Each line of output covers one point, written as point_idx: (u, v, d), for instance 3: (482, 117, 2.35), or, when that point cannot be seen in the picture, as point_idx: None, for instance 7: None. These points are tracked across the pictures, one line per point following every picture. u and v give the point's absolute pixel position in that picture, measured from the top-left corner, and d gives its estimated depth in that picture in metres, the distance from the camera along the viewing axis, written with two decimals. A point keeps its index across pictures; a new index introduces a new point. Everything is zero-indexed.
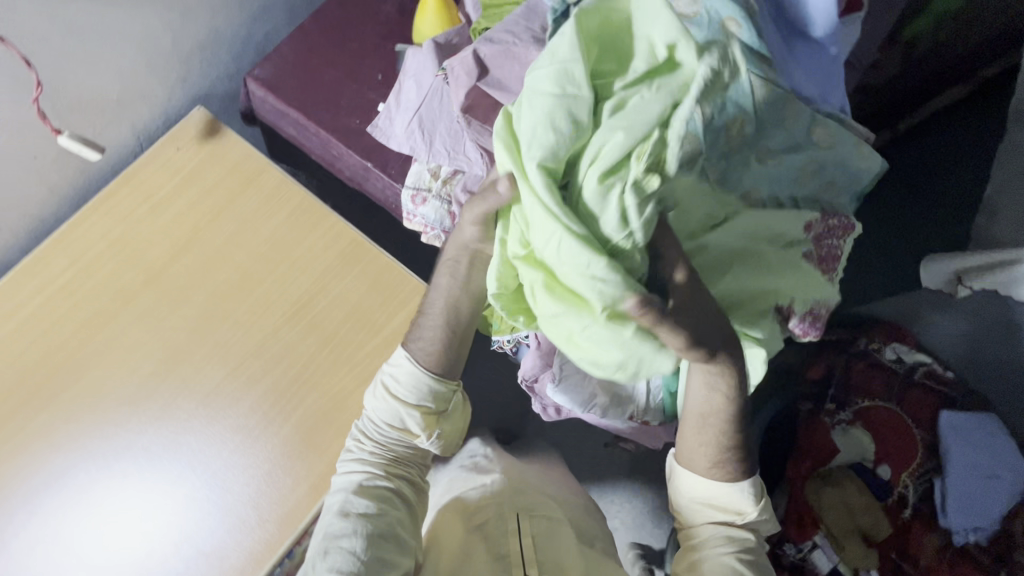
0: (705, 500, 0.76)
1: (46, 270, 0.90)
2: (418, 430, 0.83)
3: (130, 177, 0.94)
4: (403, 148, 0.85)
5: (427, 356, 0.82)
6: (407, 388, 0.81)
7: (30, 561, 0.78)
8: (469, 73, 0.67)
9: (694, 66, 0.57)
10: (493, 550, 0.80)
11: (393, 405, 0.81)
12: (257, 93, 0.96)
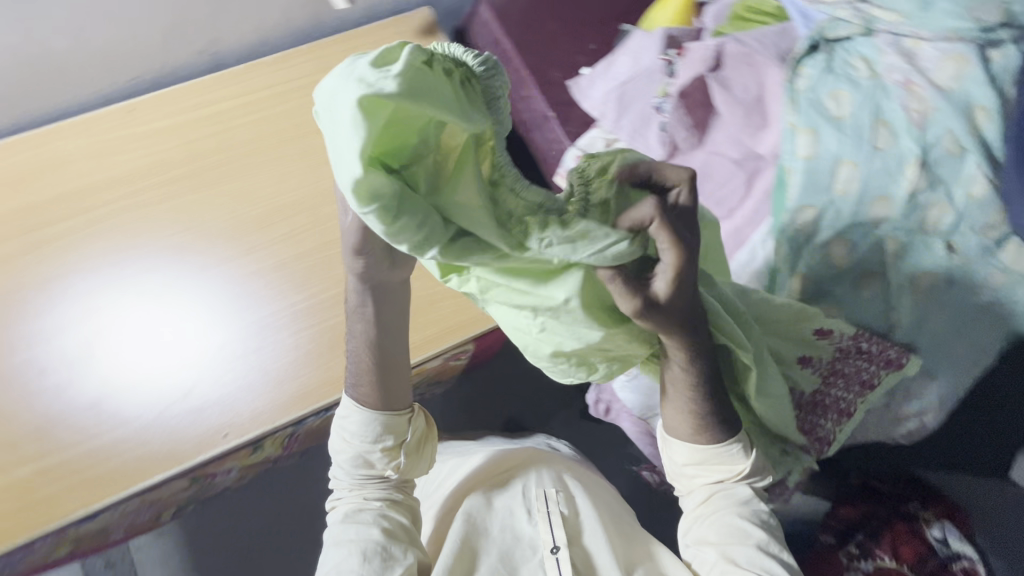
0: (693, 460, 0.67)
1: (246, 82, 1.00)
2: (382, 465, 0.72)
3: (347, 40, 1.04)
4: (593, 111, 0.89)
5: (362, 396, 0.71)
6: (361, 431, 0.70)
7: (127, 307, 0.86)
8: (704, 62, 0.77)
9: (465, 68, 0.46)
10: (519, 534, 0.74)
11: (350, 448, 0.71)
12: (482, 16, 1.03)
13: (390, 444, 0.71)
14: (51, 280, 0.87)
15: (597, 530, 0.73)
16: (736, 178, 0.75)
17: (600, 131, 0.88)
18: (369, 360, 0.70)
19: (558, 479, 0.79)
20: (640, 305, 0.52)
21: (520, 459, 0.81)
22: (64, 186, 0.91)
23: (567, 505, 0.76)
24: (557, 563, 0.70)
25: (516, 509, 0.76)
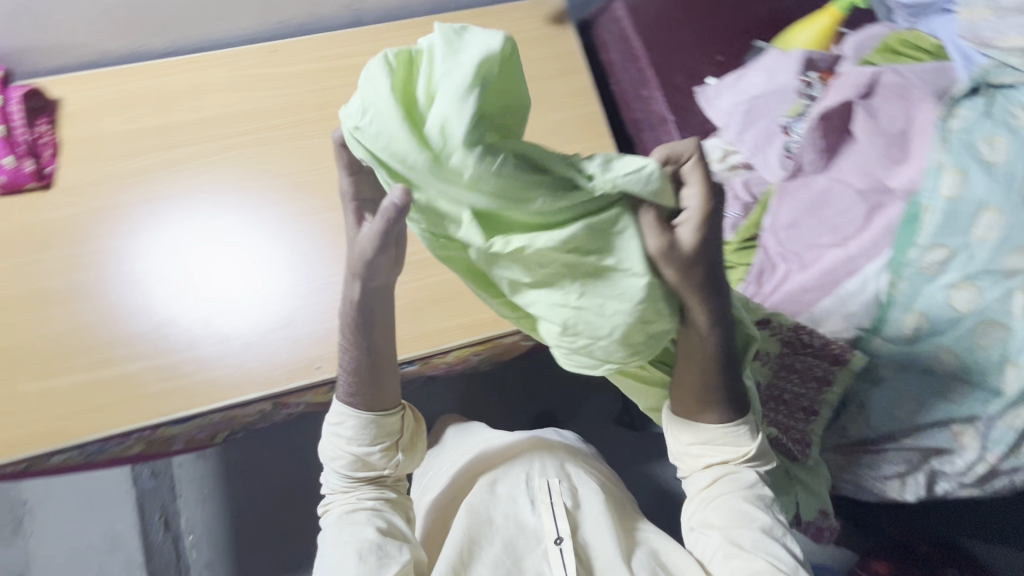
0: (699, 440, 0.65)
1: (380, 41, 1.03)
2: (376, 464, 0.67)
3: (480, 15, 1.06)
4: (716, 120, 0.91)
5: (353, 404, 0.65)
6: (356, 435, 0.65)
7: (245, 234, 0.91)
8: (857, 88, 0.78)
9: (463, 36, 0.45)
10: (522, 526, 0.70)
11: (341, 450, 0.66)
12: (615, 12, 1.05)
13: (388, 444, 0.67)
14: (183, 197, 0.92)
15: (601, 516, 0.71)
16: (857, 208, 0.76)
17: (720, 141, 0.91)
18: (358, 360, 0.63)
19: (558, 468, 0.77)
20: (665, 245, 0.48)
21: (515, 450, 0.79)
22: (206, 112, 0.96)
23: (570, 496, 0.73)
24: (561, 554, 0.67)
25: (518, 498, 0.73)
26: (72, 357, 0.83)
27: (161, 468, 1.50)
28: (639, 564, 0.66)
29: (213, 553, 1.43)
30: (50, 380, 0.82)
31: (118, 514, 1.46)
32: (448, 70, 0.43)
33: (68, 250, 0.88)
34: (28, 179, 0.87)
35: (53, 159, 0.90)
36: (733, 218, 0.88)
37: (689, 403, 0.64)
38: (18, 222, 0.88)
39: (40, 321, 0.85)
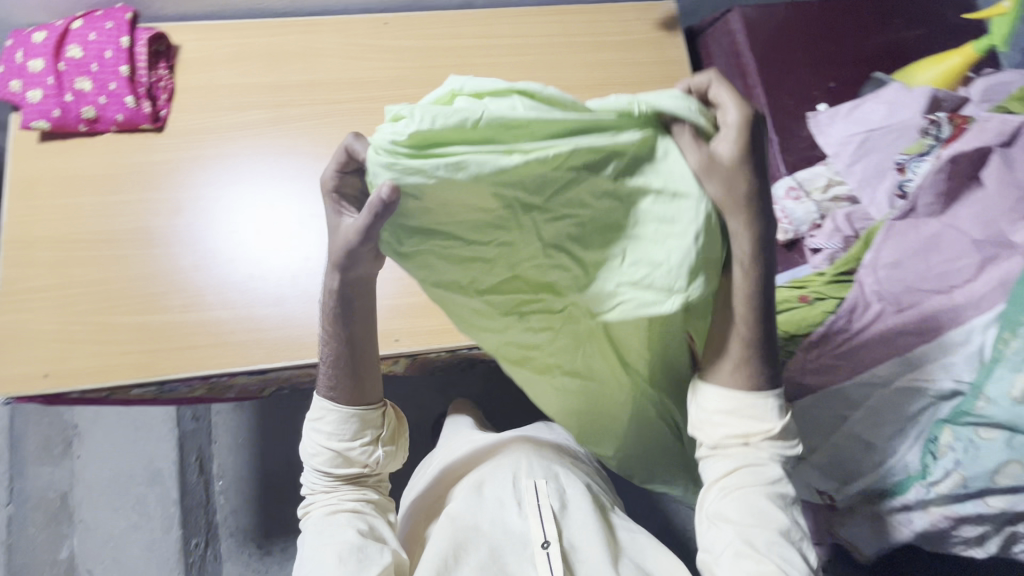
0: (726, 408, 0.58)
1: (490, 26, 1.02)
2: (358, 461, 0.68)
3: (592, 11, 1.04)
4: (824, 148, 0.90)
5: (337, 399, 0.65)
6: (338, 430, 0.66)
7: None
8: (996, 135, 0.74)
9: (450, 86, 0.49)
10: (508, 531, 0.71)
11: (323, 447, 0.67)
12: (731, 25, 1.02)
13: (372, 437, 0.68)
14: (284, 155, 0.94)
15: (589, 519, 0.73)
16: (967, 258, 0.74)
17: (826, 168, 0.90)
18: (347, 348, 0.63)
19: (550, 471, 0.79)
20: (706, 156, 0.49)
21: (504, 456, 0.81)
22: (314, 76, 0.97)
23: (558, 499, 0.74)
24: (547, 559, 0.67)
25: (506, 500, 0.74)
26: (168, 297, 0.86)
27: (201, 413, 1.51)
28: (625, 569, 0.69)
29: (240, 500, 1.45)
30: (146, 317, 0.85)
31: (159, 450, 1.48)
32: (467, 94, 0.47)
33: (173, 193, 0.90)
34: (145, 121, 0.90)
35: (167, 104, 0.92)
36: (831, 249, 0.86)
37: (722, 376, 0.58)
38: (129, 161, 0.91)
39: (140, 258, 0.87)
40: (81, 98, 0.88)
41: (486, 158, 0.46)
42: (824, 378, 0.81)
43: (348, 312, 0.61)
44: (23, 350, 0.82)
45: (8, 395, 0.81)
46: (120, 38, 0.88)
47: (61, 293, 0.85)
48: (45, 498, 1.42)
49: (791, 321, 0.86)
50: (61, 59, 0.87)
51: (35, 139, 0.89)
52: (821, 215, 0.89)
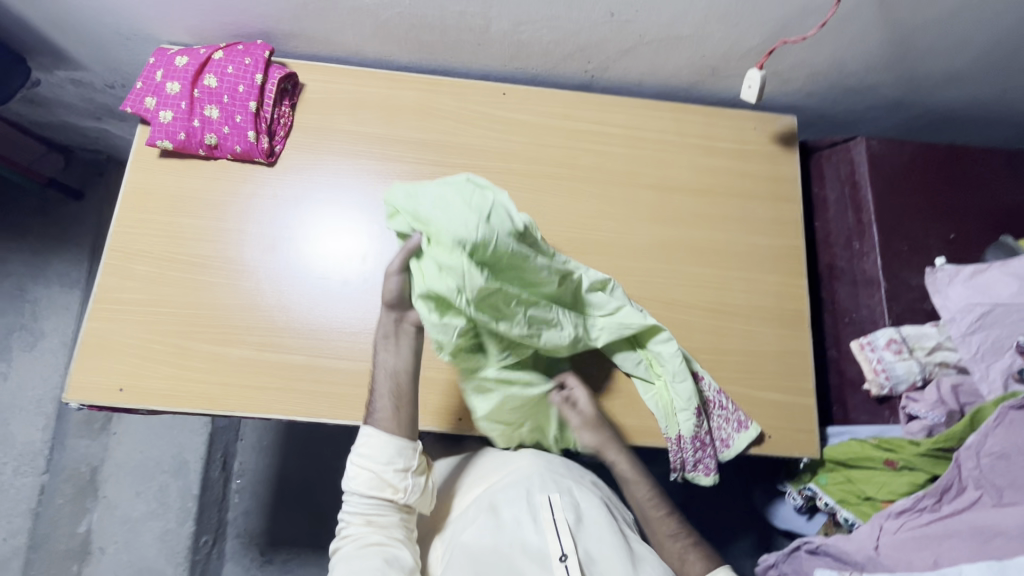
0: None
1: (605, 112, 1.00)
2: (392, 490, 0.74)
3: (710, 114, 1.02)
4: (940, 309, 0.85)
5: (382, 425, 0.75)
6: (379, 453, 0.74)
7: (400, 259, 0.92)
8: None
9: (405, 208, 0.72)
10: (527, 544, 0.70)
11: (364, 471, 0.74)
12: (854, 152, 0.97)
13: (404, 466, 0.75)
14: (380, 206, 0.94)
15: (606, 533, 0.72)
16: None
17: (938, 331, 0.85)
18: (392, 386, 0.77)
19: (560, 483, 0.78)
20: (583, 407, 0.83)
21: (518, 471, 0.80)
22: (424, 134, 0.97)
23: (573, 511, 0.73)
24: (566, 570, 0.67)
25: (522, 517, 0.73)
26: (248, 333, 0.87)
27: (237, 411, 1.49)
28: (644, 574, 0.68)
29: (254, 503, 1.41)
30: (224, 347, 0.86)
31: (189, 442, 1.45)
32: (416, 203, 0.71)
33: (269, 226, 0.92)
34: (260, 155, 0.92)
35: (283, 140, 0.95)
36: (931, 420, 0.82)
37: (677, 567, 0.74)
38: (237, 189, 0.93)
39: (229, 287, 0.89)
40: (206, 125, 0.90)
41: (456, 217, 0.68)
42: (902, 560, 0.77)
43: (402, 345, 0.78)
44: (105, 360, 0.84)
45: (82, 401, 0.83)
46: (254, 74, 0.90)
47: (148, 309, 0.86)
48: (75, 472, 1.41)
49: (869, 479, 0.85)
50: (197, 86, 0.90)
51: (157, 155, 0.92)
52: (923, 377, 0.85)
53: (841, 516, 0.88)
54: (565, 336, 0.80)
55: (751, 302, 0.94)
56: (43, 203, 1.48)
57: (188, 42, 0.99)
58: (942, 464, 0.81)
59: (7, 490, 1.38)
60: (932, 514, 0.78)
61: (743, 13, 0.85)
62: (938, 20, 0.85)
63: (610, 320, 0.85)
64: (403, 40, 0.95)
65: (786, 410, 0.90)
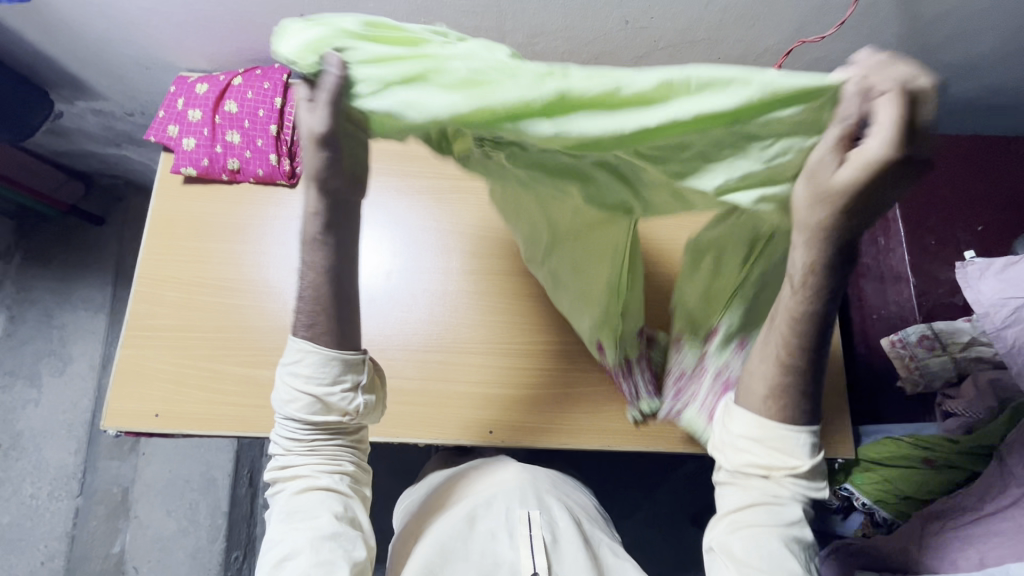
0: (754, 434, 0.57)
1: None
2: (335, 413, 0.64)
3: None
4: (973, 304, 0.83)
5: (317, 339, 0.61)
6: (315, 373, 0.62)
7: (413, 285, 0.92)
8: None
9: (311, 33, 0.46)
10: (497, 558, 0.69)
11: (302, 393, 0.62)
12: None
13: (351, 385, 0.64)
14: (402, 221, 0.95)
15: (580, 556, 0.71)
16: None
17: (970, 326, 0.84)
18: (321, 290, 0.59)
19: (541, 501, 0.76)
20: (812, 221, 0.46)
21: (500, 484, 0.78)
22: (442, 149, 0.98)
23: (550, 531, 0.72)
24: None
25: (498, 532, 0.72)
26: (277, 354, 0.88)
27: None
28: None
29: None
30: (255, 369, 0.87)
31: (216, 459, 1.46)
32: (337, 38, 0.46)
33: (293, 248, 0.92)
34: (282, 177, 0.93)
35: None
36: (971, 417, 0.82)
37: (750, 403, 0.57)
38: (259, 211, 0.93)
39: (255, 309, 0.89)
40: (229, 150, 0.92)
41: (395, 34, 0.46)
42: (945, 561, 0.77)
43: (332, 240, 0.57)
44: (140, 386, 0.85)
45: (120, 428, 0.84)
46: (274, 98, 0.91)
47: (180, 334, 0.88)
48: (108, 493, 1.42)
49: (908, 479, 0.85)
50: (218, 112, 0.91)
51: (181, 181, 0.94)
52: (958, 372, 0.85)
53: (880, 515, 0.88)
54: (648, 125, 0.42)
55: None
56: (67, 230, 1.50)
57: (206, 69, 1.00)
58: (982, 460, 0.80)
59: (42, 514, 1.39)
60: (972, 515, 0.77)
61: (760, 13, 0.84)
62: (959, 10, 0.83)
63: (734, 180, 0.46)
64: None
65: (820, 411, 0.89)
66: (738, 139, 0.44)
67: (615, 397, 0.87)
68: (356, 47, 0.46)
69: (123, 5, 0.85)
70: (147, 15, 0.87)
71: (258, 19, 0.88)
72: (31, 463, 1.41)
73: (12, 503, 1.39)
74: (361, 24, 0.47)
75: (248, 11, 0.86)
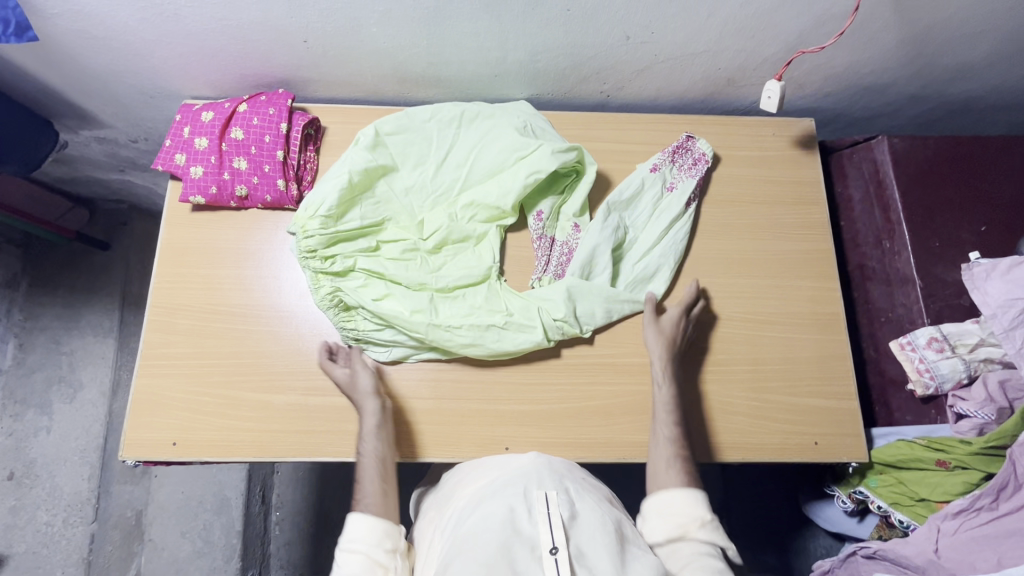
0: (660, 506, 0.76)
1: (625, 129, 1.00)
2: (382, 571, 0.72)
3: (729, 124, 1.02)
4: (981, 305, 0.84)
5: (379, 514, 0.76)
6: (366, 534, 0.74)
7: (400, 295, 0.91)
8: None
9: (313, 228, 0.86)
10: (518, 530, 0.67)
11: (355, 554, 0.72)
12: (876, 151, 0.97)
13: (393, 547, 0.74)
14: None
15: (599, 532, 0.69)
16: None
17: (978, 327, 0.86)
18: (379, 476, 0.79)
19: (559, 481, 0.75)
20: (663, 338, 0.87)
21: (516, 469, 0.77)
22: None
23: (568, 509, 0.71)
24: (557, 565, 0.64)
25: (516, 505, 0.71)
26: (292, 378, 0.88)
27: None
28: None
29: (296, 534, 1.42)
30: (270, 394, 0.87)
31: (228, 478, 1.45)
32: (324, 228, 0.86)
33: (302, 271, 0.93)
34: (290, 202, 0.93)
35: (311, 185, 0.96)
36: (982, 419, 0.82)
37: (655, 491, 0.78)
38: (268, 236, 0.94)
39: (269, 334, 0.90)
40: (237, 177, 0.92)
41: (357, 241, 0.89)
42: (964, 562, 0.78)
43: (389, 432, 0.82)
44: (157, 415, 0.86)
45: (138, 458, 0.84)
46: (280, 124, 0.92)
47: (194, 362, 0.88)
48: (122, 517, 1.42)
49: (922, 481, 0.86)
50: (225, 140, 0.92)
51: (189, 209, 0.94)
52: (969, 375, 0.84)
53: (897, 517, 0.90)
54: (485, 315, 0.86)
55: (787, 309, 0.94)
56: (72, 256, 1.51)
57: (210, 96, 1.01)
58: (998, 462, 0.81)
59: (58, 541, 1.39)
60: (989, 513, 0.79)
61: (759, 24, 0.85)
62: (956, 15, 0.84)
63: (546, 321, 0.86)
64: (420, 78, 0.96)
65: (833, 416, 0.89)
66: (523, 334, 0.86)
67: (629, 411, 0.88)
68: (332, 251, 0.87)
69: (130, 38, 0.86)
70: (151, 47, 0.88)
71: (262, 47, 0.89)
72: (44, 491, 1.41)
73: (27, 531, 1.39)
74: (338, 222, 0.88)
75: (252, 39, 0.87)
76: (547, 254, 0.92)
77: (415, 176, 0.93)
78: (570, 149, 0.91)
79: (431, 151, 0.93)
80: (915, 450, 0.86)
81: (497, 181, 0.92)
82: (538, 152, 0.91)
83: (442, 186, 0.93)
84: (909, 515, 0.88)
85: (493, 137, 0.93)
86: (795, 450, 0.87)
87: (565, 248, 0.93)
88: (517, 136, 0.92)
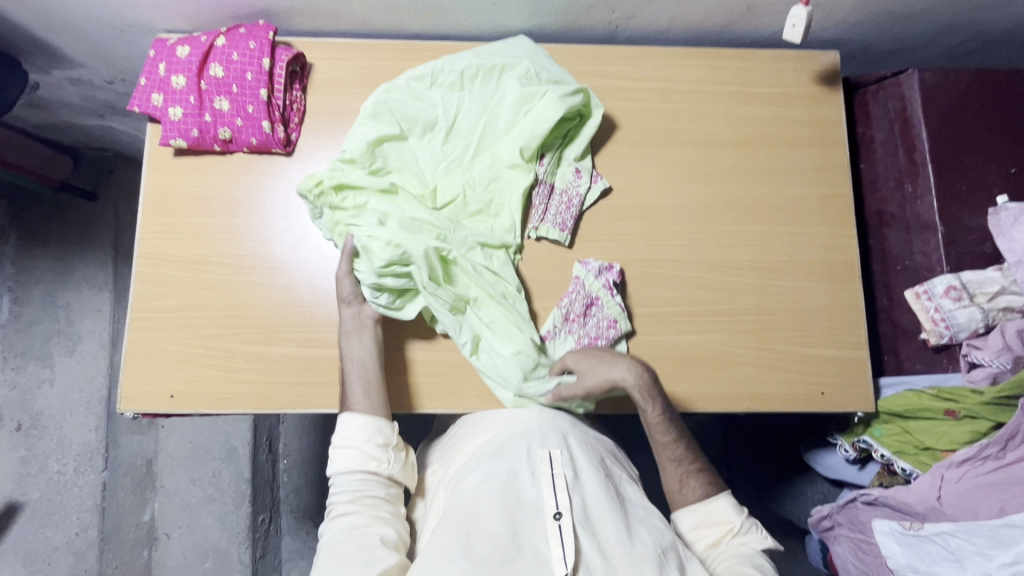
0: (693, 525, 0.78)
1: (635, 64, 0.93)
2: (376, 469, 0.77)
3: (746, 57, 0.94)
4: (1006, 252, 0.82)
5: (359, 407, 0.78)
6: (360, 434, 0.77)
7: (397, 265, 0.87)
8: None
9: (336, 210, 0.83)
10: (521, 497, 0.69)
11: (349, 451, 0.77)
12: (906, 87, 0.90)
13: (386, 442, 0.78)
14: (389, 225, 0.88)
15: (602, 497, 0.70)
16: None
17: (1001, 275, 0.83)
18: (368, 377, 0.79)
19: (563, 437, 0.75)
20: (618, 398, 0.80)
21: (518, 423, 0.77)
22: None
23: (571, 467, 0.71)
24: (560, 531, 0.66)
25: (519, 471, 0.71)
26: (287, 329, 0.86)
27: None
28: (633, 540, 0.67)
29: (303, 480, 1.45)
30: (267, 346, 0.85)
31: (234, 428, 1.46)
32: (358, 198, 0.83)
33: (294, 220, 0.89)
34: (277, 145, 0.88)
35: (299, 127, 0.90)
36: (996, 367, 0.80)
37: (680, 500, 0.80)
38: (256, 182, 0.89)
39: (262, 285, 0.87)
40: (219, 118, 0.86)
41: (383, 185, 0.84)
42: (965, 509, 0.81)
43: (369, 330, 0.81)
44: (153, 368, 0.85)
45: (137, 410, 0.84)
46: (261, 59, 0.85)
47: (187, 315, 0.86)
48: (133, 465, 1.46)
49: (928, 430, 0.85)
50: (203, 77, 0.86)
51: (172, 154, 0.89)
52: (986, 324, 0.82)
53: (899, 466, 0.89)
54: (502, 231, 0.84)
55: (802, 256, 0.90)
56: (60, 207, 1.46)
57: (185, 30, 0.93)
58: (1008, 411, 0.81)
59: (71, 488, 1.43)
60: (996, 461, 0.80)
61: None
62: None
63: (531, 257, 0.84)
64: (413, 7, 0.88)
65: (840, 365, 0.87)
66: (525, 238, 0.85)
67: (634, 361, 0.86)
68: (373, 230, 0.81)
69: None
70: None
71: None
72: (53, 441, 1.43)
73: (40, 478, 1.42)
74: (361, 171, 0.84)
75: None
76: (545, 202, 0.87)
77: (424, 146, 0.87)
78: (576, 91, 0.86)
79: (436, 117, 0.87)
80: (924, 398, 0.85)
81: (512, 139, 0.87)
82: (545, 100, 0.85)
83: (453, 155, 0.87)
84: (914, 462, 0.88)
85: (501, 93, 0.87)
86: (801, 400, 0.86)
87: (564, 196, 0.87)
88: (522, 87, 0.86)
